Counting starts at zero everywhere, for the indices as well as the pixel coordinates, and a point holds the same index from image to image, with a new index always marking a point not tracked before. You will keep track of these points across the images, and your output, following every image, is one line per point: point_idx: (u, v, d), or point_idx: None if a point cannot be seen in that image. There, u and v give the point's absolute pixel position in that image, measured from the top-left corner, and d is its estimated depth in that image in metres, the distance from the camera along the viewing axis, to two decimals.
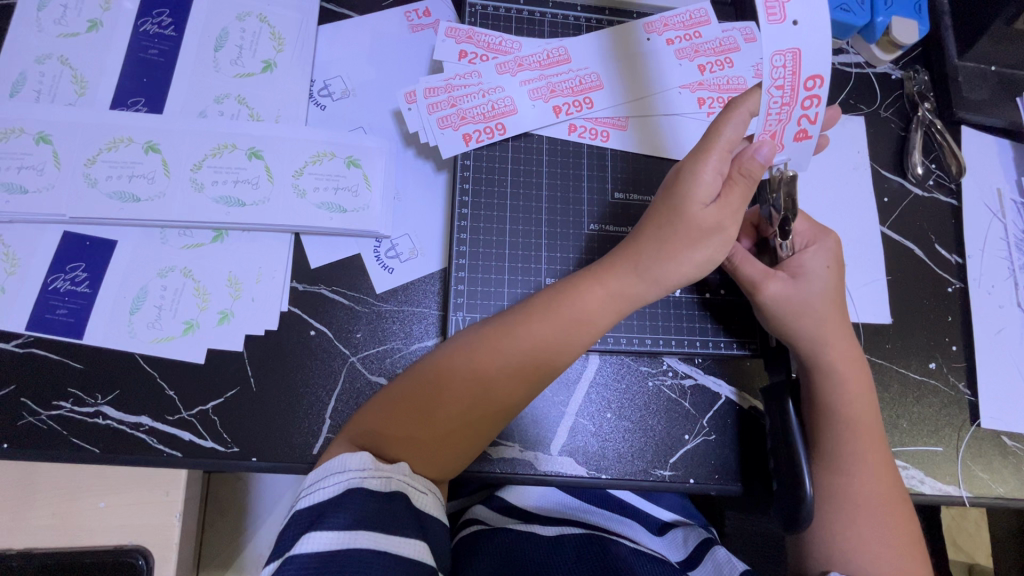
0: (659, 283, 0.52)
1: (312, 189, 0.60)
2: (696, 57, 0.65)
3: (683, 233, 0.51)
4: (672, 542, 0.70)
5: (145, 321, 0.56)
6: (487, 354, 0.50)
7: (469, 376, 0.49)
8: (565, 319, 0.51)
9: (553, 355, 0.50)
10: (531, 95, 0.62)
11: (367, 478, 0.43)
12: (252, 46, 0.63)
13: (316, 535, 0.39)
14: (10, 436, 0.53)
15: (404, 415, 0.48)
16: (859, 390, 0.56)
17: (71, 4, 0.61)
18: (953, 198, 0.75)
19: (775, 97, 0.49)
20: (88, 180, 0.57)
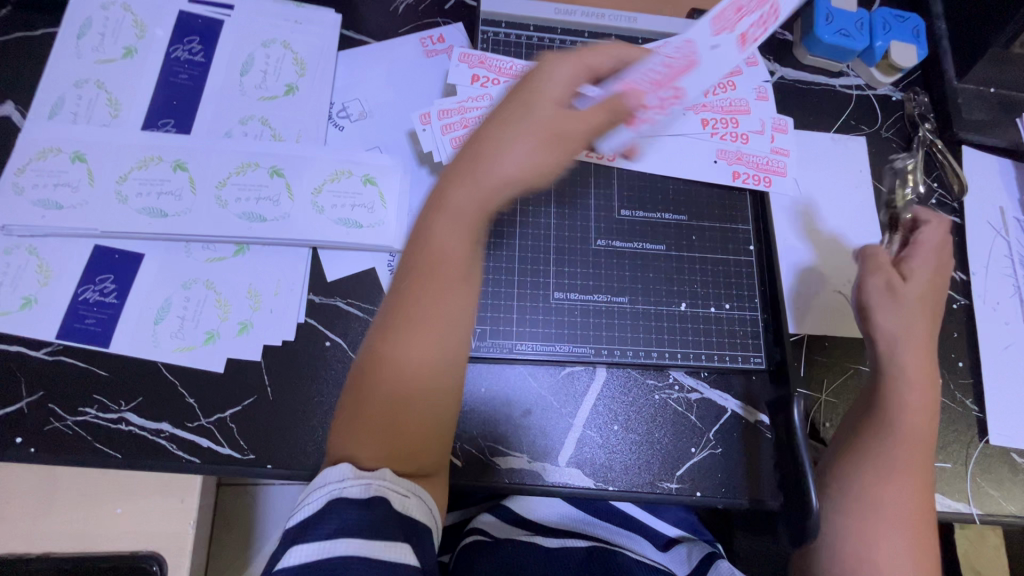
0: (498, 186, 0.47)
1: (330, 206, 0.62)
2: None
3: (530, 130, 0.47)
4: (677, 558, 0.70)
5: (169, 330, 0.58)
6: (403, 345, 0.45)
7: (390, 363, 0.45)
8: (442, 263, 0.47)
9: (440, 300, 0.46)
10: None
11: (347, 487, 0.40)
12: (276, 71, 0.67)
13: (298, 549, 0.37)
14: (36, 440, 0.55)
15: (355, 426, 0.44)
16: (924, 407, 0.56)
17: (109, 33, 0.65)
18: (956, 216, 0.76)
19: (657, 68, 0.54)
20: (120, 197, 0.60)
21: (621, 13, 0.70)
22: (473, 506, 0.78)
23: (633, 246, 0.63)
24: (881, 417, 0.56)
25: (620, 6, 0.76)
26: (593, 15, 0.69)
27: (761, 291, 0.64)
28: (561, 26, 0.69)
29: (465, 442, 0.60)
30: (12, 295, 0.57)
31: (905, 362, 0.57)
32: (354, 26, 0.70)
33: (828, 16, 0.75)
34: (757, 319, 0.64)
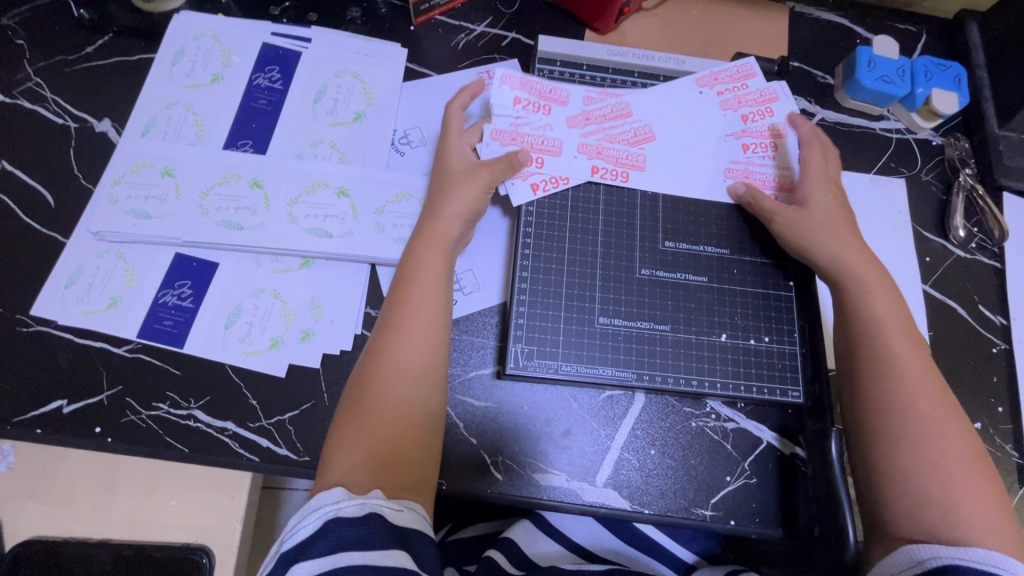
0: (446, 225, 0.60)
1: (390, 226, 0.67)
2: (739, 107, 0.71)
3: (463, 183, 0.62)
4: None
5: (237, 335, 0.63)
6: (381, 379, 0.53)
7: (375, 371, 0.54)
8: (416, 286, 0.57)
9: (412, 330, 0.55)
10: (578, 148, 0.68)
11: (341, 507, 0.45)
12: (346, 99, 0.72)
13: (305, 565, 0.43)
14: (113, 431, 0.59)
15: (343, 433, 0.52)
16: (891, 302, 0.57)
17: (199, 60, 0.72)
18: (996, 260, 0.77)
19: (524, 99, 0.69)
20: (202, 210, 0.65)
21: (670, 56, 0.74)
22: (501, 522, 0.80)
23: (676, 276, 0.65)
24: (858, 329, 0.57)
25: (669, 48, 0.80)
26: (643, 56, 0.74)
27: (800, 326, 0.65)
28: (612, 65, 0.74)
29: (506, 457, 0.63)
30: (101, 295, 0.63)
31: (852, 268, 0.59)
32: (418, 60, 0.76)
33: (870, 63, 0.78)
34: (796, 353, 0.64)
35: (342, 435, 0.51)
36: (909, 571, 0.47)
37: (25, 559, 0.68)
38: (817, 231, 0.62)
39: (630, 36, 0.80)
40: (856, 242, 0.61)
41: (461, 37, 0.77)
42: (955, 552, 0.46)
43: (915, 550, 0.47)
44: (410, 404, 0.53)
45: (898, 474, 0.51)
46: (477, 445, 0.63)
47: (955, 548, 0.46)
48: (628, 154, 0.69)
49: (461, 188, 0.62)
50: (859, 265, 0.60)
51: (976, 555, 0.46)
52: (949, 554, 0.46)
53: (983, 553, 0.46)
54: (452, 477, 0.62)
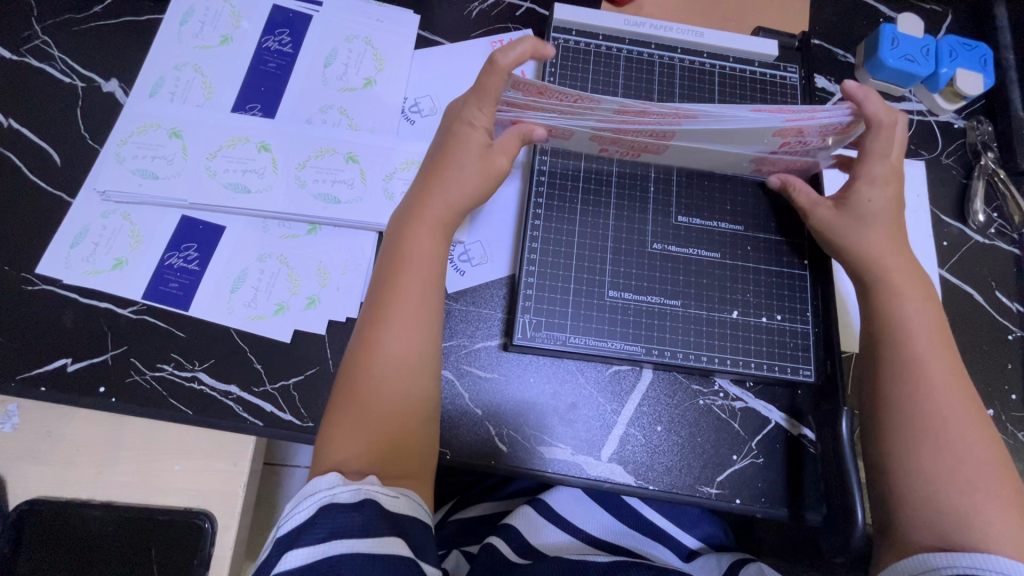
0: (444, 206, 0.57)
1: (399, 193, 0.66)
2: (793, 135, 0.57)
3: (466, 166, 0.57)
4: (700, 568, 0.69)
5: (243, 299, 0.62)
6: (373, 362, 0.52)
7: (365, 363, 0.52)
8: (410, 272, 0.55)
9: (405, 309, 0.53)
10: (592, 139, 0.61)
11: (337, 493, 0.45)
12: (356, 64, 0.71)
13: (294, 553, 0.42)
14: (118, 390, 0.59)
15: (339, 417, 0.50)
16: (925, 309, 0.54)
17: (208, 21, 0.70)
18: (1015, 247, 0.75)
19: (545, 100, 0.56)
20: (209, 172, 0.64)
21: (688, 28, 0.73)
22: (503, 501, 0.79)
23: (689, 252, 0.64)
24: (880, 324, 0.55)
25: (687, 22, 0.78)
26: (661, 27, 0.72)
27: (814, 304, 0.64)
28: (629, 36, 0.72)
29: (511, 431, 0.62)
30: (107, 255, 0.62)
31: (883, 263, 0.56)
32: (430, 27, 0.74)
33: (893, 41, 0.76)
34: (808, 332, 0.63)
35: (340, 417, 0.50)
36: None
37: (28, 519, 0.69)
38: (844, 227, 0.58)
39: (647, 9, 0.78)
40: (894, 245, 0.57)
41: (475, 5, 0.75)
42: (974, 562, 0.44)
43: (932, 557, 0.45)
44: (403, 396, 0.51)
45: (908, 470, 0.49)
46: (482, 417, 0.62)
47: (973, 557, 0.44)
48: (647, 144, 0.61)
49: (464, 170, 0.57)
50: (891, 265, 0.56)
51: (996, 565, 0.43)
52: (967, 564, 0.44)
53: (1001, 561, 0.43)
54: (457, 449, 0.61)
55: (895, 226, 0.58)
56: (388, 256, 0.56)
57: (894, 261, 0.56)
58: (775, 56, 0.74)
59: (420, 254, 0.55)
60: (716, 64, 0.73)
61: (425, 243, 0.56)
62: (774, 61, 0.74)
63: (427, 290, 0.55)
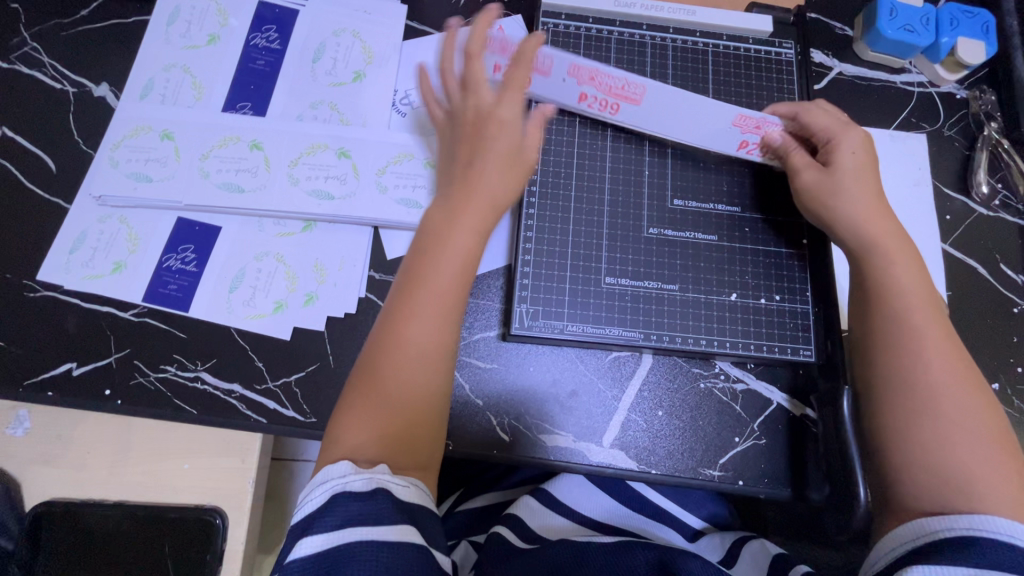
0: (479, 200, 0.54)
1: (392, 186, 0.65)
2: (752, 131, 0.63)
3: (497, 159, 0.55)
4: (705, 548, 0.72)
5: (241, 299, 0.62)
6: (400, 355, 0.51)
7: (384, 355, 0.51)
8: (438, 262, 0.53)
9: (436, 303, 0.52)
10: (571, 71, 0.61)
11: (349, 482, 0.45)
12: (345, 58, 0.70)
13: (305, 543, 0.43)
14: (123, 393, 0.60)
15: (357, 407, 0.50)
16: (913, 275, 0.53)
17: (195, 20, 0.70)
18: (1020, 218, 0.74)
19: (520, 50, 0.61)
20: (202, 173, 0.64)
21: (680, 7, 0.71)
22: (510, 490, 0.81)
23: (685, 235, 0.63)
24: (875, 294, 0.54)
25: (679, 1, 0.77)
26: (652, 7, 0.71)
27: (814, 284, 0.63)
28: (620, 18, 0.71)
29: (512, 420, 0.63)
30: (105, 259, 0.62)
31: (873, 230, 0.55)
32: (419, 17, 0.73)
33: (891, 11, 0.75)
34: (808, 312, 0.63)
35: (358, 406, 0.50)
36: (919, 541, 0.45)
37: (44, 521, 0.70)
38: (832, 195, 0.57)
39: None
40: (879, 211, 0.56)
41: None
42: (972, 523, 0.44)
43: (930, 521, 0.46)
44: (421, 392, 0.51)
45: (910, 445, 0.49)
46: (484, 408, 0.63)
47: (969, 518, 0.44)
48: (623, 84, 0.61)
49: (500, 167, 0.55)
50: (879, 233, 0.55)
51: (992, 525, 0.43)
52: (964, 526, 0.44)
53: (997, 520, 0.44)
54: (460, 441, 0.62)
55: (873, 186, 0.57)
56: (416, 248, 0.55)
57: (882, 227, 0.55)
58: (770, 32, 0.72)
59: (452, 250, 0.53)
60: (709, 42, 0.71)
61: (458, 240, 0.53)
62: (768, 37, 0.72)
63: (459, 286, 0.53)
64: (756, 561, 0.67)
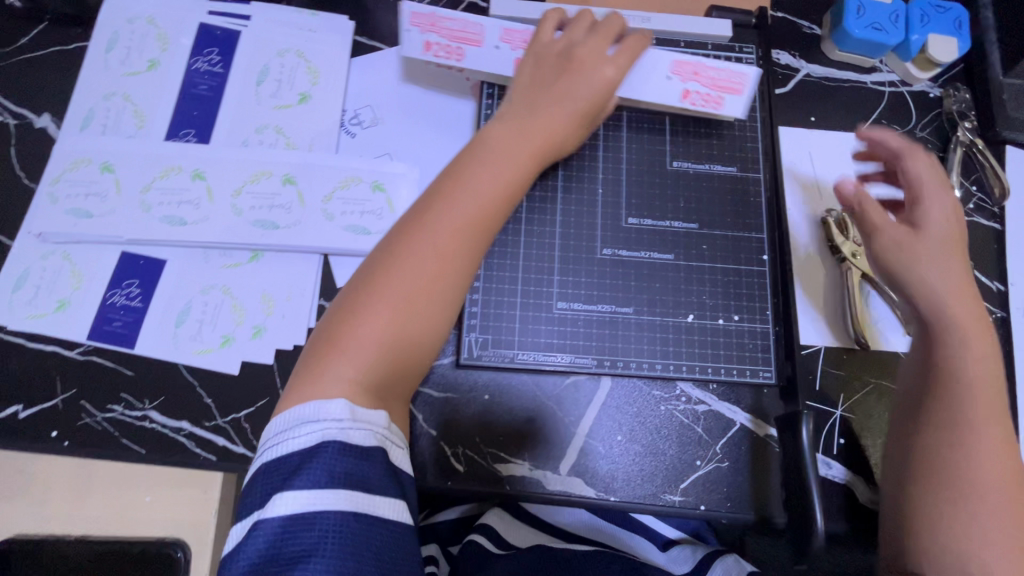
0: (542, 128, 0.55)
1: (340, 213, 0.64)
2: (691, 79, 0.63)
3: (572, 98, 0.56)
4: (677, 558, 0.70)
5: (188, 333, 0.61)
6: (430, 252, 0.49)
7: (399, 268, 0.49)
8: (482, 167, 0.52)
9: (478, 211, 0.51)
10: (502, 37, 0.65)
11: (346, 429, 0.44)
12: (290, 80, 0.68)
13: (288, 496, 0.42)
14: (70, 434, 0.59)
15: (372, 295, 0.48)
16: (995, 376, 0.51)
17: (134, 46, 0.68)
18: (996, 221, 0.71)
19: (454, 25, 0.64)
20: (143, 206, 0.63)
21: (635, 13, 0.69)
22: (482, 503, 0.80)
23: (640, 255, 0.62)
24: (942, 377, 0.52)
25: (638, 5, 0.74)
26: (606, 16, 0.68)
27: (775, 303, 0.62)
28: None
29: (466, 449, 0.60)
30: (49, 298, 0.61)
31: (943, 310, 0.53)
32: (367, 33, 0.71)
33: (858, 10, 0.72)
34: (768, 331, 0.61)
35: (371, 295, 0.48)
36: None
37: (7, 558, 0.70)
38: (918, 262, 0.54)
39: None
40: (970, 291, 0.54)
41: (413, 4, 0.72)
42: None
43: None
44: (429, 318, 0.49)
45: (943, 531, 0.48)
46: (437, 438, 0.60)
47: None
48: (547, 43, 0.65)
49: (548, 117, 0.55)
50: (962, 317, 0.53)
51: None
52: None
53: None
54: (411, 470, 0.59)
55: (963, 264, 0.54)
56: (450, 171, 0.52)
57: (967, 313, 0.53)
58: (730, 37, 0.70)
59: (490, 184, 0.51)
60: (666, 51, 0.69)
61: (497, 174, 0.52)
62: (728, 42, 0.70)
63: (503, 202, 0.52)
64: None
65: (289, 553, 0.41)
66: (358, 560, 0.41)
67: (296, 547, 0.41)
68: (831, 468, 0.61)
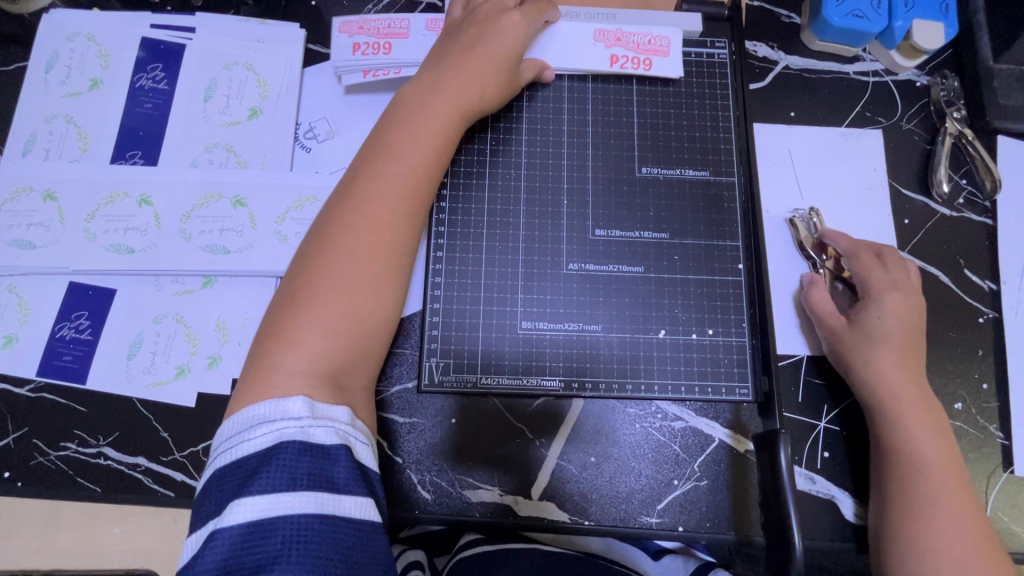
0: (461, 86, 0.56)
1: (294, 235, 0.61)
2: (615, 45, 0.64)
3: (485, 53, 0.58)
4: (668, 568, 0.73)
5: (140, 365, 0.59)
6: (358, 220, 0.51)
7: (335, 243, 0.50)
8: (403, 135, 0.54)
9: (402, 175, 0.53)
10: (429, 27, 0.65)
11: (303, 427, 0.41)
12: (239, 94, 0.65)
13: (247, 502, 0.38)
14: (23, 474, 0.57)
15: (309, 276, 0.49)
16: (937, 440, 0.53)
17: (75, 65, 0.65)
18: (987, 216, 0.68)
19: (380, 24, 0.64)
20: (89, 234, 0.60)
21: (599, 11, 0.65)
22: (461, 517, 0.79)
23: (609, 268, 0.60)
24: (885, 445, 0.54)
25: None
26: (570, 14, 0.64)
27: (752, 314, 0.59)
28: None
29: (434, 476, 0.57)
30: None
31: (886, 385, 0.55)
32: (320, 40, 0.68)
33: None
34: (745, 344, 0.59)
35: (309, 277, 0.49)
36: None
37: None
38: (861, 352, 0.56)
39: None
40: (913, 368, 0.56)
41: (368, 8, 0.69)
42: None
43: None
44: (372, 280, 0.50)
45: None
46: (404, 464, 0.57)
47: None
48: None
49: (463, 76, 0.57)
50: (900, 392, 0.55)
51: None
52: None
53: None
54: None
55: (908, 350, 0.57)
56: (367, 147, 0.54)
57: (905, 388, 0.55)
58: (701, 32, 0.66)
59: (409, 144, 0.54)
60: None
61: (415, 136, 0.54)
62: (699, 37, 0.66)
63: (428, 160, 0.54)
64: None
65: (249, 564, 0.37)
66: (327, 566, 0.38)
67: (257, 557, 0.37)
68: (814, 483, 0.58)
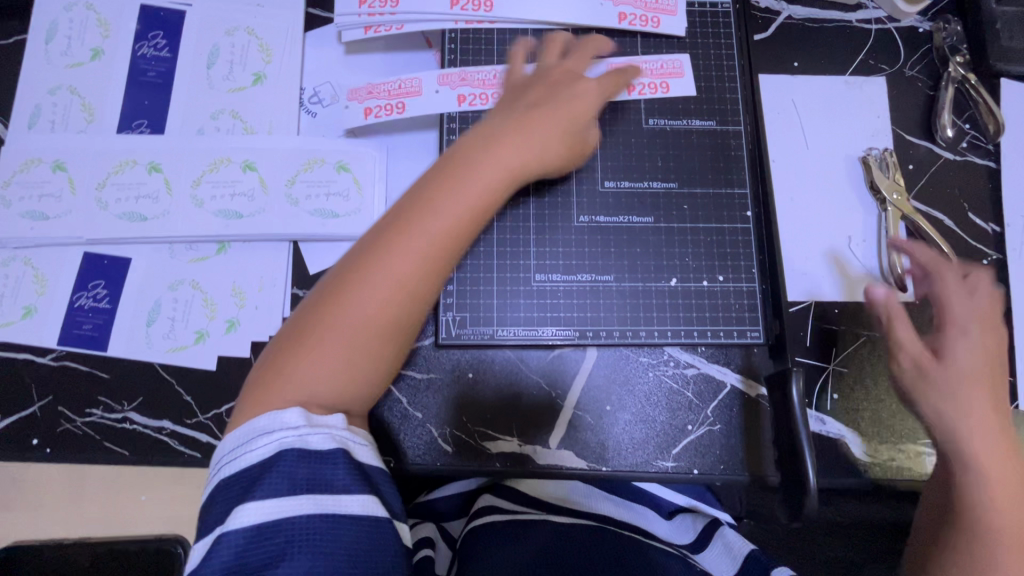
0: (528, 134, 0.52)
1: (304, 197, 0.61)
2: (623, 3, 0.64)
3: (560, 107, 0.55)
4: (679, 528, 0.74)
5: (160, 332, 0.60)
6: (394, 271, 0.46)
7: (358, 282, 0.45)
8: (460, 176, 0.49)
9: (449, 226, 0.47)
10: None
11: (301, 436, 0.41)
12: (242, 60, 0.65)
13: (250, 508, 0.39)
14: (51, 441, 0.58)
15: (327, 315, 0.45)
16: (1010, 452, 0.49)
17: (74, 35, 0.64)
18: (990, 159, 0.68)
19: None
20: (101, 204, 0.60)
21: None
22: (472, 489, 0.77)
23: (619, 220, 0.61)
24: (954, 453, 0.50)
25: None
26: None
27: (760, 260, 0.61)
28: None
29: (452, 429, 0.58)
30: (14, 306, 0.60)
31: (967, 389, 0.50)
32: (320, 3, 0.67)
33: None
34: (755, 290, 0.60)
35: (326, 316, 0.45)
36: None
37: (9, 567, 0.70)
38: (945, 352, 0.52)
39: None
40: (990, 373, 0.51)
41: None
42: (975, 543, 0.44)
43: None
44: (385, 334, 0.46)
45: None
46: (423, 420, 0.58)
47: None
48: None
49: (534, 127, 0.53)
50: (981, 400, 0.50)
51: None
52: None
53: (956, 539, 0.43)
54: (391, 453, 0.57)
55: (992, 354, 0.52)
56: (420, 187, 0.49)
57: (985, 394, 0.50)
58: None
59: (464, 189, 0.48)
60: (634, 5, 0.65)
61: (473, 182, 0.49)
62: None
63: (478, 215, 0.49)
64: (728, 551, 0.68)
65: (257, 564, 0.38)
66: (332, 564, 0.39)
67: (264, 557, 0.39)
68: (824, 425, 0.60)
